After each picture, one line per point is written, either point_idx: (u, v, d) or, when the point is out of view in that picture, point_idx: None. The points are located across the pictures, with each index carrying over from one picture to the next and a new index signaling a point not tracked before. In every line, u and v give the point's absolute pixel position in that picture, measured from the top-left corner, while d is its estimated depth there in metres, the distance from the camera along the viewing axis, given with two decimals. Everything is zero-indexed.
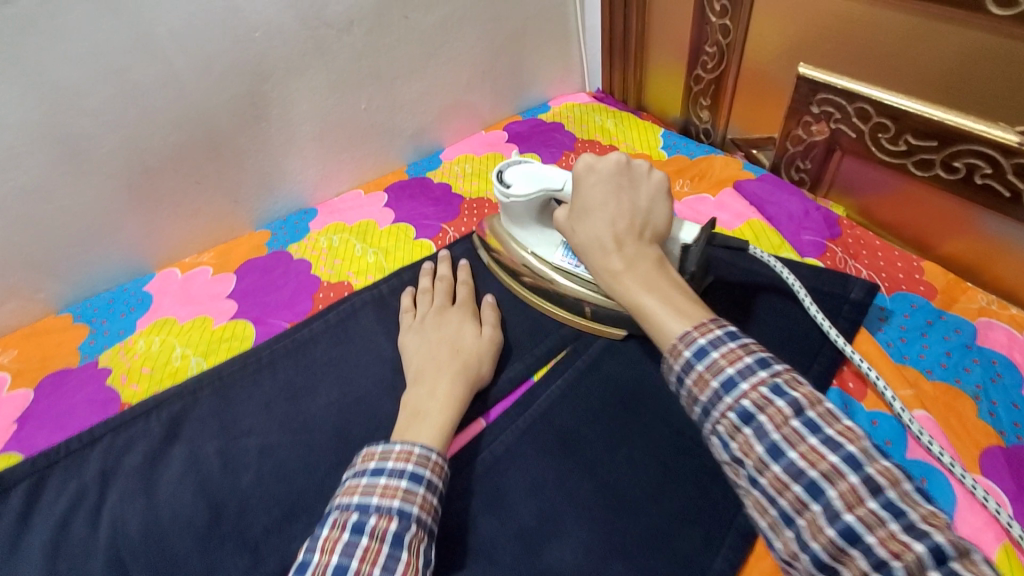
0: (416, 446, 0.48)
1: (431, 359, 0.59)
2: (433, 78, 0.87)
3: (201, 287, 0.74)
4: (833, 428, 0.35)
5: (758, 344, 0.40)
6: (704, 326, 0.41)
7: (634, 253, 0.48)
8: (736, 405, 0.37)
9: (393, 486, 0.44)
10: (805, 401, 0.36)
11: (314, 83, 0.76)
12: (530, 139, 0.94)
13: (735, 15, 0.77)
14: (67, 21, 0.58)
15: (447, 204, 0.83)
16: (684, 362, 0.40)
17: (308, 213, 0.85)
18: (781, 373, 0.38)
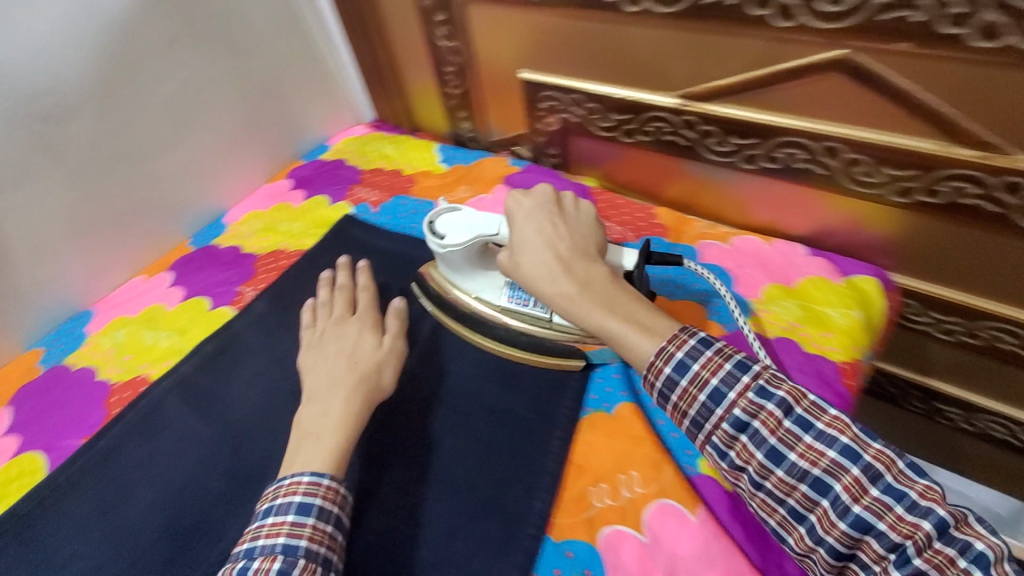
0: (305, 474, 0.51)
1: (330, 376, 0.59)
2: (194, 146, 0.85)
3: None
4: (818, 421, 0.48)
5: (727, 347, 0.52)
6: (676, 339, 0.54)
7: (586, 276, 0.59)
8: (727, 415, 0.50)
9: (277, 523, 0.48)
10: (792, 401, 0.48)
11: (42, 181, 0.71)
12: (313, 182, 0.94)
13: (460, 35, 0.85)
14: None
15: (240, 265, 0.82)
16: (665, 378, 0.53)
17: (83, 317, 0.79)
18: (761, 375, 0.50)
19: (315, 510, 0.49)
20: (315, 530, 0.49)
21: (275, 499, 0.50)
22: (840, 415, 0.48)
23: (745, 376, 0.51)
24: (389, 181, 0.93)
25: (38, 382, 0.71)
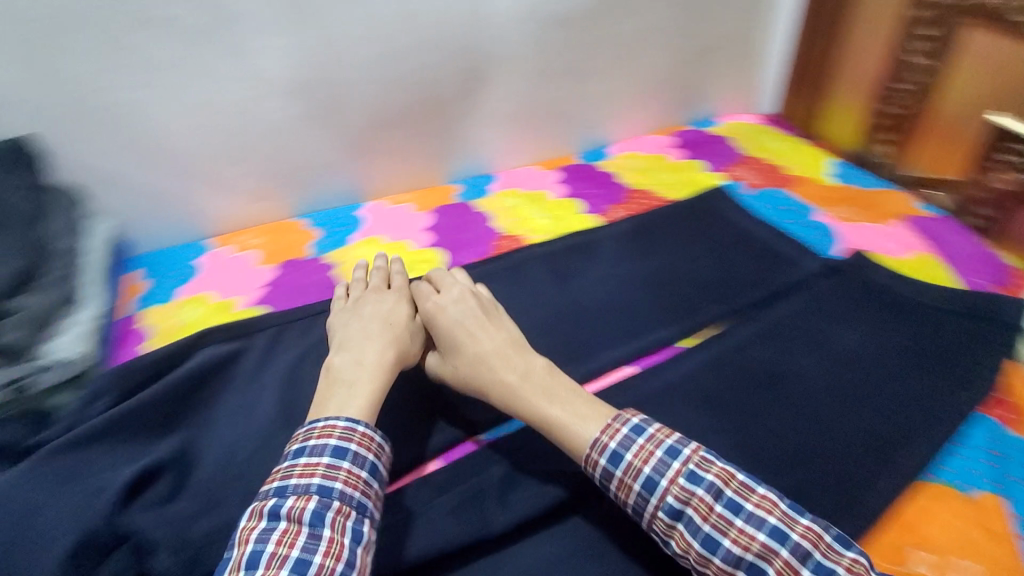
0: (339, 419, 0.52)
1: (366, 331, 0.63)
2: (587, 77, 1.01)
3: (242, 269, 0.83)
4: (748, 502, 0.47)
5: (659, 432, 0.51)
6: (609, 429, 0.52)
7: (525, 366, 0.58)
8: (663, 503, 0.48)
9: (312, 463, 0.49)
10: (720, 484, 0.47)
11: (520, 73, 0.94)
12: (586, 180, 0.97)
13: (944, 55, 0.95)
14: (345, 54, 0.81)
15: (610, 188, 0.95)
16: (623, 438, 0.51)
17: (489, 177, 1.01)
18: (690, 461, 0.49)
19: (349, 455, 0.50)
20: (376, 493, 0.51)
21: (308, 444, 0.51)
22: (768, 493, 0.48)
23: (677, 462, 0.49)
24: (767, 172, 1.01)
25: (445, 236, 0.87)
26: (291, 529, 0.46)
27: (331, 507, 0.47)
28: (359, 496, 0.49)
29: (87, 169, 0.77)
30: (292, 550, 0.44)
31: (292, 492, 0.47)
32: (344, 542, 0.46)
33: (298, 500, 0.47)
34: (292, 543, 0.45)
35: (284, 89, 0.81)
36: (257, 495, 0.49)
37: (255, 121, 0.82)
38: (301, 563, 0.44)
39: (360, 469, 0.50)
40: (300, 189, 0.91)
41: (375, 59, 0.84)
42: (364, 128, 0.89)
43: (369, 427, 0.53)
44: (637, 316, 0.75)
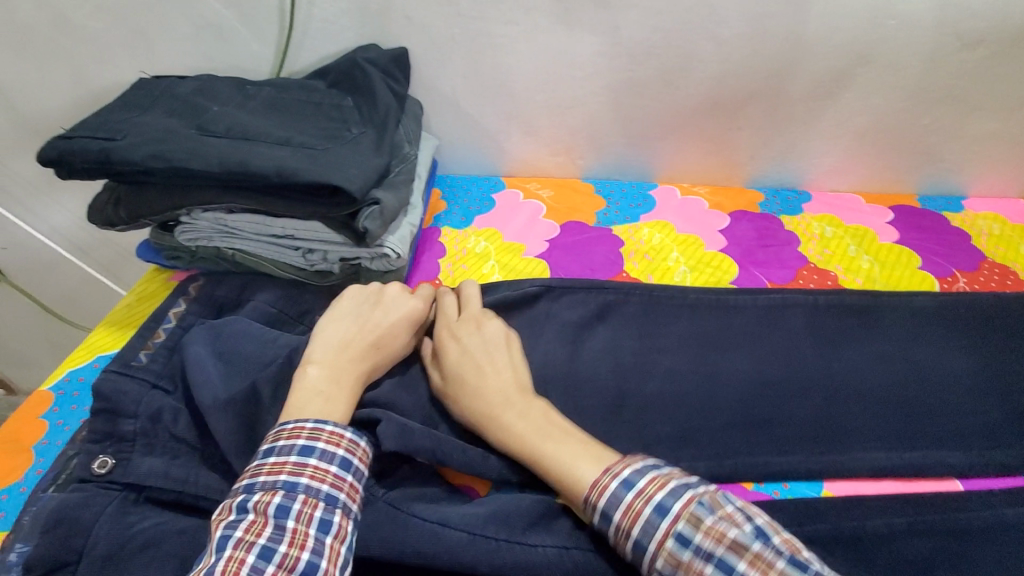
0: (307, 419, 0.48)
1: (346, 342, 0.55)
2: (973, 110, 0.80)
3: (529, 219, 0.82)
4: (740, 562, 0.39)
5: (645, 483, 0.43)
6: (597, 481, 0.45)
7: (523, 407, 0.51)
8: (654, 567, 0.41)
9: (279, 462, 0.45)
10: (708, 545, 0.39)
11: (899, 85, 0.77)
12: (929, 233, 0.79)
13: None
14: (712, 25, 0.73)
15: (963, 253, 0.76)
16: (610, 493, 0.44)
17: (802, 194, 0.86)
18: (676, 519, 0.41)
19: (317, 451, 0.46)
20: (350, 485, 0.47)
21: (277, 446, 0.46)
22: (764, 547, 0.39)
23: (664, 520, 0.42)
24: None
25: (746, 244, 0.76)
26: (257, 521, 0.43)
27: (294, 502, 0.44)
28: (328, 487, 0.45)
29: (431, 89, 0.83)
30: (260, 537, 0.42)
31: (260, 487, 0.45)
32: (311, 532, 0.43)
33: (265, 494, 0.44)
34: (258, 532, 0.43)
35: (628, 55, 0.77)
36: (230, 490, 0.46)
37: (590, 78, 0.80)
38: (266, 552, 0.42)
39: (329, 463, 0.46)
40: (595, 155, 0.89)
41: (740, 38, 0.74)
42: (689, 107, 0.81)
43: (339, 425, 0.48)
44: (989, 427, 0.57)
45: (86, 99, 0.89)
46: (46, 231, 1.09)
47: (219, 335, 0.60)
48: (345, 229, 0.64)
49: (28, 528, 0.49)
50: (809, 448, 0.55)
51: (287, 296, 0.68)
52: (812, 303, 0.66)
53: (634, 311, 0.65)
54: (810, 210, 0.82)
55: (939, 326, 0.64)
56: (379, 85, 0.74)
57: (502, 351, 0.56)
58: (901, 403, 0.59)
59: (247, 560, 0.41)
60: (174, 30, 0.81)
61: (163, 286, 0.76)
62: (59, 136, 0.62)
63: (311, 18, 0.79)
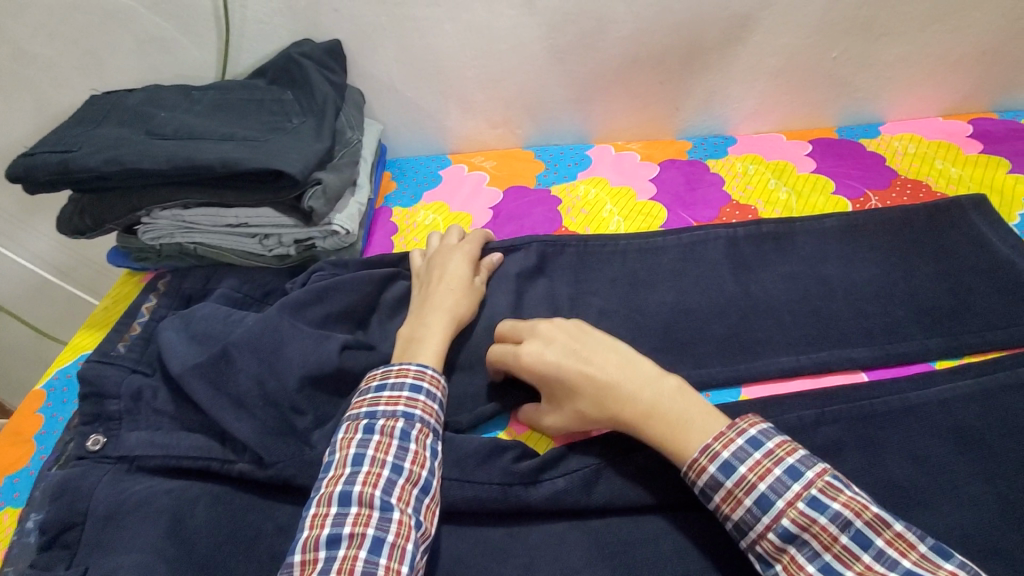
0: (412, 363, 0.54)
1: (425, 299, 0.62)
2: (882, 36, 0.82)
3: (474, 188, 0.87)
4: (880, 538, 0.39)
5: (780, 448, 0.43)
6: (722, 434, 0.45)
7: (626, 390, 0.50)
8: (775, 525, 0.41)
9: (394, 396, 0.52)
10: (848, 514, 0.40)
11: (804, 21, 0.81)
12: (845, 159, 0.83)
13: None
14: None
15: (879, 173, 0.80)
16: (738, 450, 0.44)
17: (729, 139, 0.92)
18: (812, 485, 0.41)
19: (424, 391, 0.53)
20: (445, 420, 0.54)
21: (388, 382, 0.53)
22: (904, 530, 0.39)
23: (796, 485, 0.42)
24: None
25: (673, 190, 0.82)
26: (383, 441, 0.49)
27: (414, 429, 0.51)
28: (435, 421, 0.53)
29: (370, 76, 0.88)
30: (388, 455, 0.49)
31: (382, 414, 0.51)
32: (427, 454, 0.50)
33: (388, 420, 0.51)
34: (387, 451, 0.49)
35: (547, 23, 0.82)
36: (350, 414, 0.52)
37: (513, 48, 0.84)
38: (396, 467, 0.48)
39: (434, 403, 0.53)
40: (532, 123, 0.93)
41: None
42: (611, 67, 0.86)
43: (437, 371, 0.55)
44: (892, 326, 0.62)
45: (43, 122, 0.93)
46: (27, 256, 1.14)
47: (189, 321, 0.64)
48: (295, 212, 0.70)
49: (40, 500, 0.55)
50: (728, 360, 0.61)
51: (251, 283, 0.73)
52: (733, 236, 0.71)
53: (567, 260, 0.71)
54: (734, 152, 0.88)
55: (848, 244, 0.70)
56: (315, 76, 0.78)
57: (592, 350, 0.53)
58: (812, 312, 0.64)
59: (383, 474, 0.47)
60: (118, 46, 0.85)
61: (136, 286, 0.81)
62: (22, 155, 0.67)
63: (245, 19, 0.83)
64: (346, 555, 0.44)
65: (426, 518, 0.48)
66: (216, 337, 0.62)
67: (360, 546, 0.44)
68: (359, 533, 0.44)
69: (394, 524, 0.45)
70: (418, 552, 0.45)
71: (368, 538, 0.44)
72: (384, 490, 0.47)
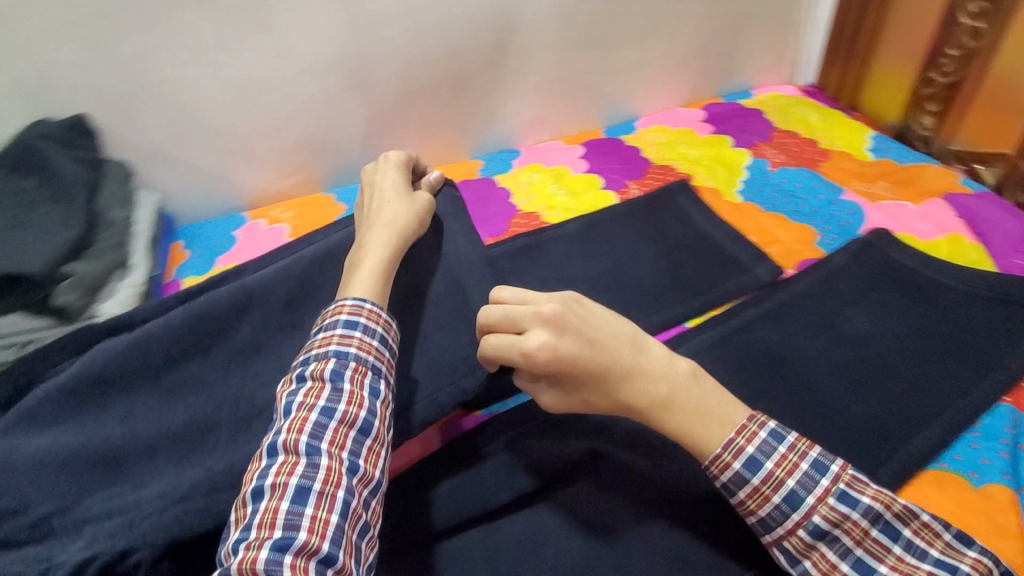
0: (348, 299, 0.52)
1: (366, 225, 0.61)
2: (616, 47, 0.94)
3: (274, 242, 0.85)
4: (907, 529, 0.43)
5: (800, 442, 0.45)
6: (752, 419, 0.46)
7: (649, 387, 0.46)
8: (807, 521, 0.43)
9: (327, 335, 0.50)
10: (879, 510, 0.42)
11: (548, 40, 0.90)
12: (608, 156, 0.93)
13: (997, 17, 0.75)
14: (365, 27, 0.81)
15: (636, 164, 0.91)
16: (762, 443, 0.45)
17: (514, 152, 0.99)
18: (840, 479, 0.43)
19: (360, 327, 0.50)
20: (387, 362, 0.51)
21: (325, 323, 0.51)
22: (932, 522, 0.43)
23: (824, 479, 0.44)
24: (800, 149, 0.90)
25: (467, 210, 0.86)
26: (316, 385, 0.47)
27: (348, 368, 0.48)
28: (374, 358, 0.50)
29: (132, 146, 0.82)
30: (320, 399, 0.46)
31: (314, 358, 0.49)
32: (365, 395, 0.47)
33: (319, 363, 0.48)
34: (318, 395, 0.46)
35: (311, 69, 0.82)
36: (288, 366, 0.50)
37: (281, 97, 0.84)
38: (327, 411, 0.45)
39: (372, 339, 0.51)
40: (324, 166, 0.93)
41: (397, 33, 0.83)
42: (386, 102, 0.89)
43: (375, 304, 0.53)
44: (658, 295, 0.70)
45: None
46: None
47: None
48: (45, 312, 0.64)
49: None
50: None
51: None
52: (516, 248, 0.77)
53: None
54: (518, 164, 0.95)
55: (619, 232, 0.78)
56: (56, 155, 0.72)
57: (612, 343, 0.47)
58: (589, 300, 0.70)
59: (311, 418, 0.45)
60: None
61: None
62: None
63: None
64: (267, 507, 0.41)
65: (365, 461, 0.45)
66: (95, 373, 0.53)
67: (282, 496, 0.41)
68: (281, 483, 0.42)
69: (321, 471, 0.42)
70: (352, 499, 0.43)
71: (292, 488, 0.41)
72: (313, 435, 0.44)
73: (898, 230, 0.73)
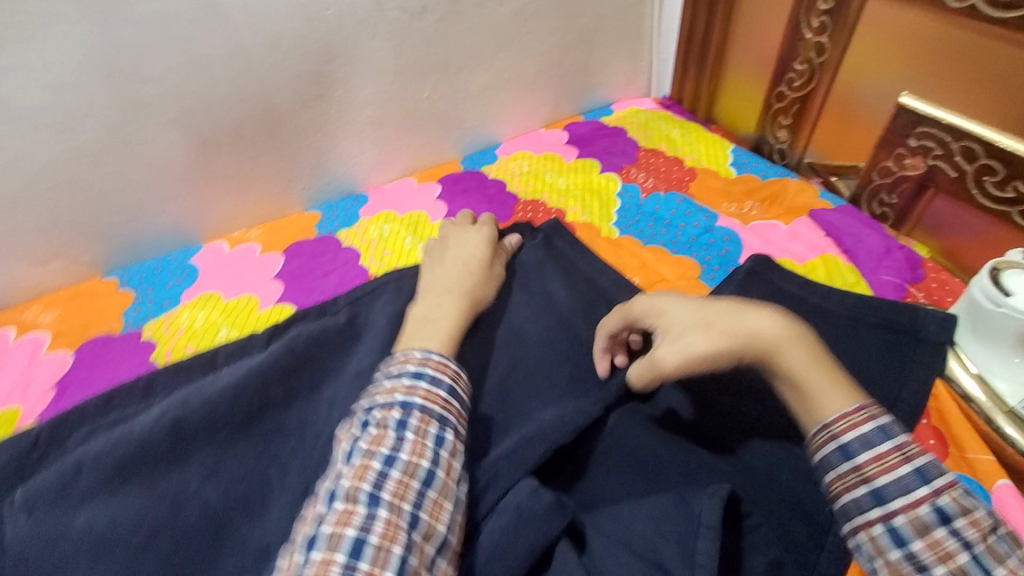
0: (416, 351, 0.49)
1: (450, 282, 0.60)
2: (463, 71, 0.83)
3: (29, 361, 0.63)
4: (1000, 568, 0.34)
5: (915, 446, 0.38)
6: (861, 403, 0.40)
7: (769, 322, 0.44)
8: (890, 526, 0.36)
9: (393, 384, 0.46)
10: (972, 539, 0.34)
11: (380, 67, 0.76)
12: (470, 194, 0.82)
13: (835, 33, 0.74)
14: (121, 65, 0.61)
15: (501, 202, 0.81)
16: (870, 432, 0.38)
17: (360, 197, 0.84)
18: (942, 495, 0.36)
19: (427, 377, 0.47)
20: (457, 412, 0.47)
21: (392, 371, 0.48)
22: None
23: (924, 488, 0.36)
24: (667, 169, 0.86)
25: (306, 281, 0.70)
26: (379, 434, 0.43)
27: (413, 416, 0.44)
28: (441, 407, 0.46)
29: None
30: (384, 447, 0.42)
31: (379, 404, 0.45)
32: (428, 445, 0.43)
33: (385, 411, 0.44)
34: (381, 443, 0.42)
35: (48, 124, 0.60)
36: (351, 409, 0.47)
37: (10, 165, 0.61)
38: (390, 460, 0.42)
39: (439, 390, 0.46)
40: (102, 243, 0.70)
41: (170, 69, 0.63)
42: (176, 155, 0.69)
43: (442, 356, 0.49)
44: None
45: None
46: None
47: None
48: None
49: None
50: None
51: None
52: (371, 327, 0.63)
53: None
54: (366, 213, 0.80)
55: None
56: None
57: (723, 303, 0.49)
58: None
59: (372, 466, 0.41)
60: None
61: None
62: None
63: None
64: (320, 561, 0.37)
65: (429, 514, 0.40)
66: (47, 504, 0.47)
67: (337, 550, 0.37)
68: (337, 536, 0.38)
69: (378, 525, 0.38)
70: (410, 557, 0.38)
71: (347, 541, 0.37)
72: (375, 485, 0.40)
73: (776, 255, 0.70)
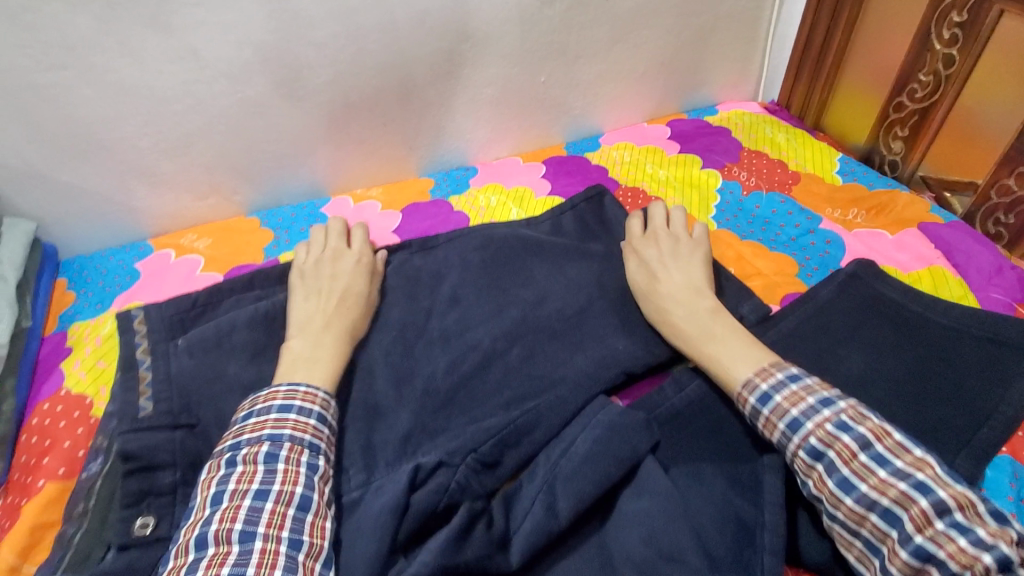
0: (272, 410, 0.47)
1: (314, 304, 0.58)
2: (578, 60, 0.87)
3: (186, 277, 0.73)
4: (899, 460, 0.43)
5: (817, 384, 0.48)
6: (763, 372, 0.50)
7: (690, 308, 0.58)
8: (806, 443, 0.46)
9: (250, 453, 0.44)
10: (871, 437, 0.44)
11: (505, 50, 0.81)
12: (574, 176, 0.87)
13: (966, 45, 0.73)
14: (292, 29, 0.69)
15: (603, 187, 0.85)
16: (776, 380, 0.49)
17: (470, 170, 0.90)
18: (843, 411, 0.46)
19: (285, 438, 0.45)
20: (324, 466, 0.46)
21: (245, 437, 0.46)
22: (926, 456, 0.43)
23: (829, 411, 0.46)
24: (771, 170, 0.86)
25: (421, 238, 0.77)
26: (233, 506, 0.42)
27: (283, 449, 0.44)
28: (303, 468, 0.44)
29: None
30: (236, 522, 0.41)
31: (232, 478, 0.43)
32: (290, 511, 0.42)
33: (240, 480, 0.43)
34: (234, 517, 0.41)
35: (226, 75, 0.69)
36: (203, 480, 0.44)
37: (192, 109, 0.70)
38: (247, 534, 0.40)
39: (301, 447, 0.45)
40: (250, 186, 0.80)
41: (330, 37, 0.71)
42: (320, 114, 0.77)
43: (312, 386, 0.49)
44: None
45: None
46: None
47: None
48: None
49: None
50: None
51: None
52: None
53: None
54: (476, 184, 0.87)
55: None
56: None
57: (683, 271, 0.62)
58: None
59: (231, 547, 0.40)
60: None
61: None
62: None
63: None
64: None
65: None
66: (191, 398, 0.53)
67: None
68: None
69: None
70: None
71: None
72: (237, 565, 0.39)
73: (880, 262, 0.70)
